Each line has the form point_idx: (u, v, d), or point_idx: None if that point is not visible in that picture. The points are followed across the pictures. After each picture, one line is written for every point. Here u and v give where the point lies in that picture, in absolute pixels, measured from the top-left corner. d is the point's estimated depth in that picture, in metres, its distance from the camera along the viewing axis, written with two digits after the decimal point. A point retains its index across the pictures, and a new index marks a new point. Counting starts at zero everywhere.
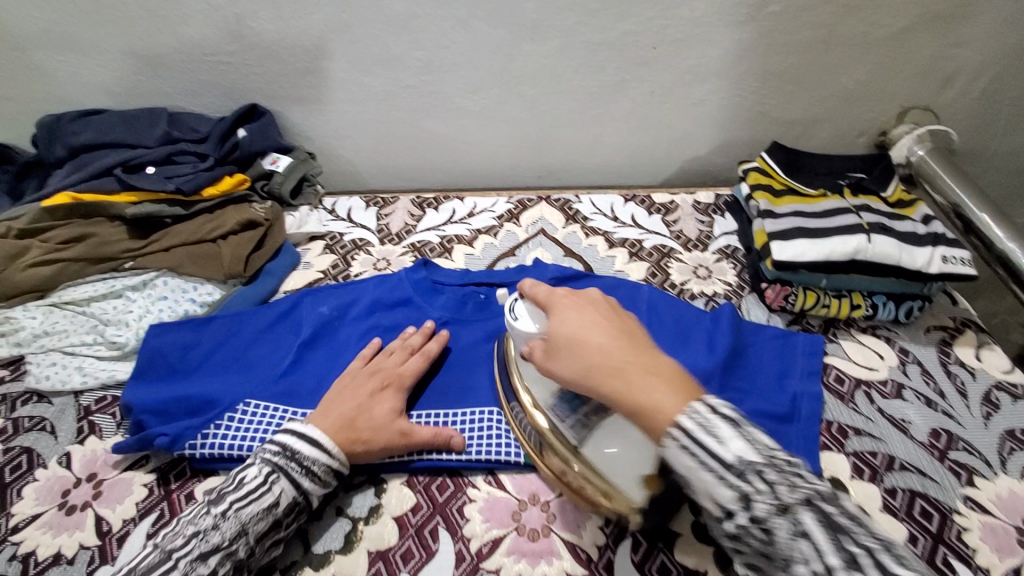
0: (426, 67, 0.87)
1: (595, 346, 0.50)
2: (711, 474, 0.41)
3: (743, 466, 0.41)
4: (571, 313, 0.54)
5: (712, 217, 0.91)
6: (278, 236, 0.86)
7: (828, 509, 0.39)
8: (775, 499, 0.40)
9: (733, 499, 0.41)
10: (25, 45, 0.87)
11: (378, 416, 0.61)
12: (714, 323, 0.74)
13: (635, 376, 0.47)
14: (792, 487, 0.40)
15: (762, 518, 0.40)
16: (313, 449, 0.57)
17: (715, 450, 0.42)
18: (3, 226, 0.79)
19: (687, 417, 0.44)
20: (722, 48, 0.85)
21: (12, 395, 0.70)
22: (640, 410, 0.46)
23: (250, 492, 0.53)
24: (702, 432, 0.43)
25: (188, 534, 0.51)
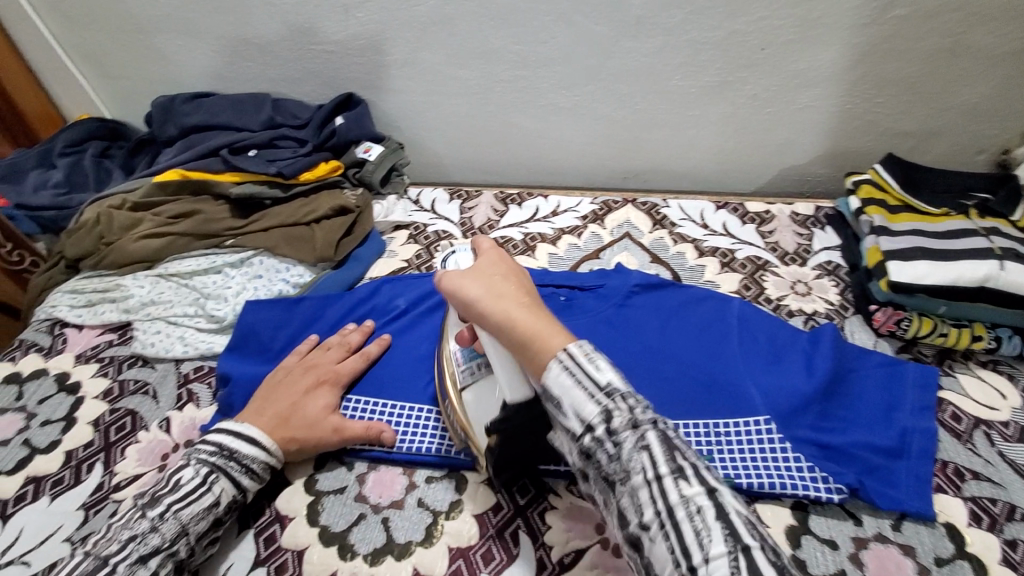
0: (522, 62, 0.86)
1: (499, 291, 0.54)
2: (585, 392, 0.46)
3: (607, 392, 0.46)
4: (479, 266, 0.56)
5: (811, 231, 0.86)
6: (367, 224, 0.87)
7: (669, 431, 0.45)
8: (631, 416, 0.45)
9: (597, 414, 0.46)
10: (147, 29, 0.93)
11: (311, 412, 0.62)
12: (811, 344, 0.69)
13: (524, 316, 0.51)
14: (631, 421, 0.45)
15: (615, 432, 0.45)
16: (250, 447, 0.58)
17: (592, 374, 0.47)
18: (120, 199, 0.85)
19: (565, 357, 0.48)
20: (838, 51, 0.80)
21: (119, 358, 0.74)
22: (530, 342, 0.50)
23: (188, 493, 0.54)
24: (583, 361, 0.47)
25: (125, 538, 0.51)
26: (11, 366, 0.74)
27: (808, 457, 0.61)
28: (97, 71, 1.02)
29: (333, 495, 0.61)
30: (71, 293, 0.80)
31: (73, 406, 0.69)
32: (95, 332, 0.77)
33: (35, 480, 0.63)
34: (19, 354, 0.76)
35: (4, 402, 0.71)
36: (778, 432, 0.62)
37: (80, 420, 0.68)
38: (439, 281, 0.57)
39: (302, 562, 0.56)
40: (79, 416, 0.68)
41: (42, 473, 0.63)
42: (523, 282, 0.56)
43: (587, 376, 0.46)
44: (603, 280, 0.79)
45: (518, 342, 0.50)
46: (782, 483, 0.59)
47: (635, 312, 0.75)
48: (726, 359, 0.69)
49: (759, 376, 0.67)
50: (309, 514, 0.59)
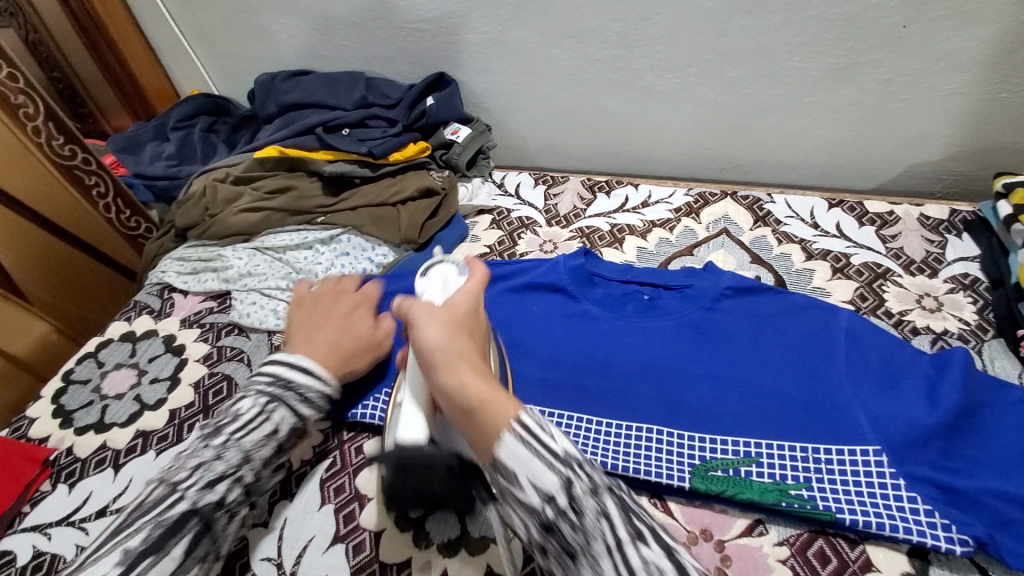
0: (622, 41, 0.81)
1: (465, 344, 0.48)
2: (543, 461, 0.41)
3: (566, 459, 0.42)
4: (426, 312, 0.50)
5: (944, 237, 0.76)
6: (451, 207, 0.86)
7: (624, 497, 0.43)
8: (590, 482, 0.42)
9: (557, 484, 0.41)
10: (254, 9, 0.96)
11: (357, 329, 0.65)
12: (937, 371, 0.60)
13: (471, 379, 0.45)
14: (595, 480, 0.42)
15: (576, 499, 0.41)
16: (306, 375, 0.59)
17: (546, 442, 0.42)
18: (224, 172, 0.89)
19: (523, 420, 0.42)
20: (1000, 29, 0.68)
21: (218, 324, 0.78)
22: (477, 409, 0.44)
23: (250, 421, 0.55)
24: (533, 431, 0.42)
25: (191, 466, 0.52)
26: (126, 324, 0.80)
27: (925, 499, 0.53)
28: (207, 49, 1.07)
29: None
30: (179, 260, 0.85)
31: (177, 367, 0.74)
32: (197, 299, 0.82)
33: (143, 434, 0.68)
34: (133, 314, 0.81)
35: (119, 358, 0.77)
36: (890, 466, 0.55)
37: (182, 381, 0.72)
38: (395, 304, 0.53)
39: (379, 543, 0.57)
40: (183, 377, 0.73)
41: (149, 429, 0.68)
42: (479, 341, 0.51)
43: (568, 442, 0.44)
44: (690, 280, 0.73)
45: (465, 408, 0.44)
46: (894, 526, 0.53)
47: (725, 317, 0.69)
48: (832, 377, 0.62)
49: (869, 401, 0.59)
50: (387, 496, 0.60)
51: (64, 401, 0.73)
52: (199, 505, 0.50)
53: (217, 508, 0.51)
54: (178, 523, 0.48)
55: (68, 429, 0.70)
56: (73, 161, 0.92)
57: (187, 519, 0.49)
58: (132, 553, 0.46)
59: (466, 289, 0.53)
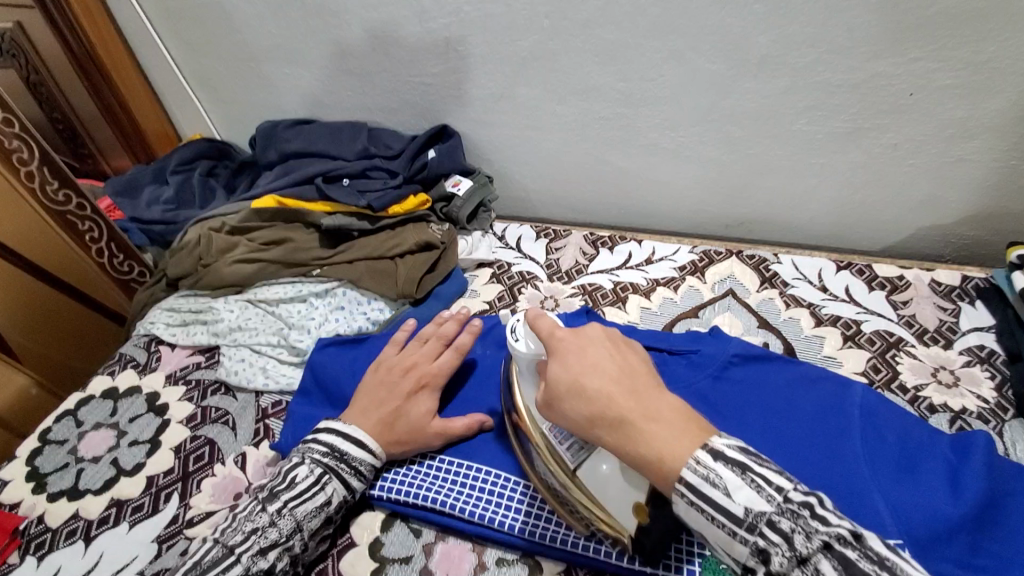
0: (626, 100, 0.80)
1: (620, 365, 0.47)
2: (723, 530, 0.39)
3: (752, 519, 0.39)
4: (570, 357, 0.49)
5: (957, 305, 0.74)
6: (451, 260, 0.84)
7: (848, 553, 0.36)
8: (791, 550, 0.37)
9: (750, 557, 0.39)
10: (259, 58, 0.96)
11: (417, 411, 0.61)
12: (961, 457, 0.57)
13: (634, 421, 0.44)
14: (807, 537, 0.37)
15: (782, 571, 0.37)
16: (358, 450, 0.59)
17: (720, 504, 0.39)
18: (220, 221, 0.87)
19: (691, 470, 0.40)
20: (1009, 99, 0.67)
21: (204, 382, 0.75)
22: (637, 443, 0.43)
23: (303, 492, 0.56)
24: (706, 484, 0.40)
25: (247, 531, 0.53)
26: (108, 380, 0.77)
27: None
28: (210, 95, 1.07)
29: (398, 564, 0.57)
30: (168, 311, 0.83)
31: (158, 429, 0.71)
32: (185, 353, 0.79)
33: (117, 503, 0.64)
34: (117, 368, 0.79)
35: (99, 417, 0.73)
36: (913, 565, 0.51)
37: (163, 445, 0.69)
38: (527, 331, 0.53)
39: None
40: (164, 440, 0.70)
41: (124, 497, 0.65)
42: (620, 361, 0.48)
43: (760, 478, 0.40)
44: (697, 345, 0.71)
45: (622, 441, 0.44)
46: None
47: (731, 386, 0.67)
48: (848, 457, 0.58)
49: (888, 486, 0.56)
50: None
51: (38, 464, 0.70)
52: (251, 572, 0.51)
53: None
54: None
55: (40, 495, 0.66)
56: (67, 207, 0.91)
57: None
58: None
59: (577, 338, 0.50)
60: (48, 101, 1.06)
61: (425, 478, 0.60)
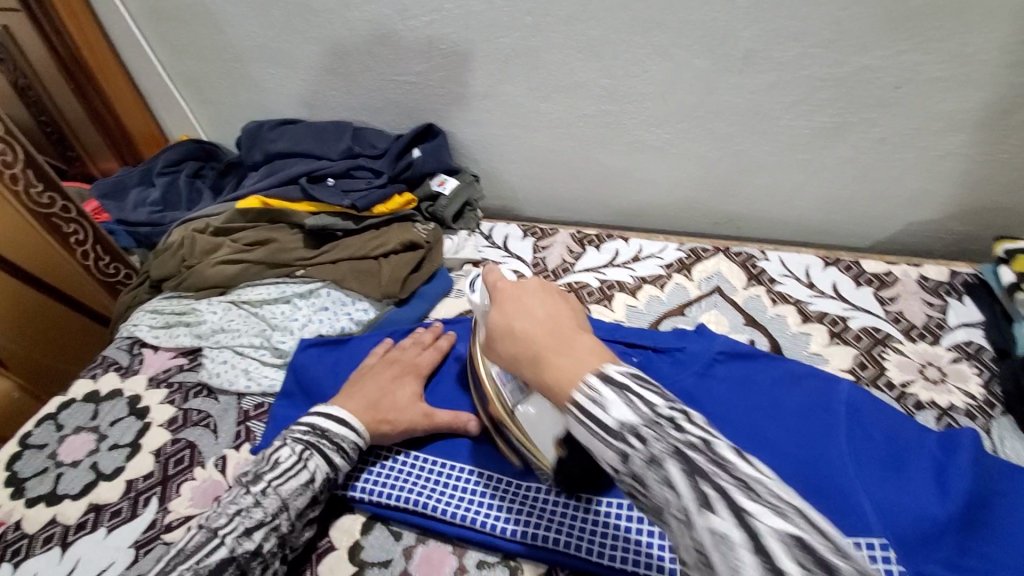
0: (611, 97, 0.80)
1: (549, 312, 0.44)
2: (602, 444, 0.35)
3: (625, 432, 0.34)
4: (520, 301, 0.46)
5: (945, 300, 0.73)
6: (435, 260, 0.84)
7: (694, 453, 0.32)
8: (646, 453, 0.33)
9: (618, 462, 0.34)
10: (244, 58, 0.96)
11: (401, 399, 0.63)
12: (946, 453, 0.56)
13: (552, 351, 0.40)
14: (662, 444, 0.33)
15: (638, 475, 0.33)
16: (340, 427, 0.59)
17: (599, 418, 0.35)
18: (203, 222, 0.87)
19: (580, 391, 0.36)
20: (996, 92, 0.67)
21: (187, 384, 0.75)
22: (540, 363, 0.40)
23: (286, 470, 0.56)
24: (589, 403, 0.36)
25: (231, 512, 0.54)
26: (90, 383, 0.77)
27: None
28: (197, 96, 1.06)
29: (378, 567, 0.57)
30: (152, 313, 0.83)
31: (139, 432, 0.71)
32: (168, 355, 0.79)
33: (96, 508, 0.64)
34: (99, 372, 0.78)
35: (81, 421, 0.73)
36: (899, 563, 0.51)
37: (143, 449, 0.69)
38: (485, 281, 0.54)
39: None
40: (143, 444, 0.69)
41: (103, 502, 0.65)
42: (559, 307, 0.45)
43: (639, 395, 0.35)
44: (682, 343, 0.71)
45: (530, 364, 0.41)
46: None
47: (718, 384, 0.66)
48: (833, 456, 0.58)
49: (874, 486, 0.55)
50: None
51: (18, 469, 0.69)
52: (235, 553, 0.52)
53: (253, 556, 0.52)
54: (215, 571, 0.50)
55: (19, 501, 0.66)
56: (53, 209, 0.91)
57: (224, 567, 0.51)
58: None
59: (530, 285, 0.48)
60: (37, 104, 1.04)
61: (409, 479, 0.61)
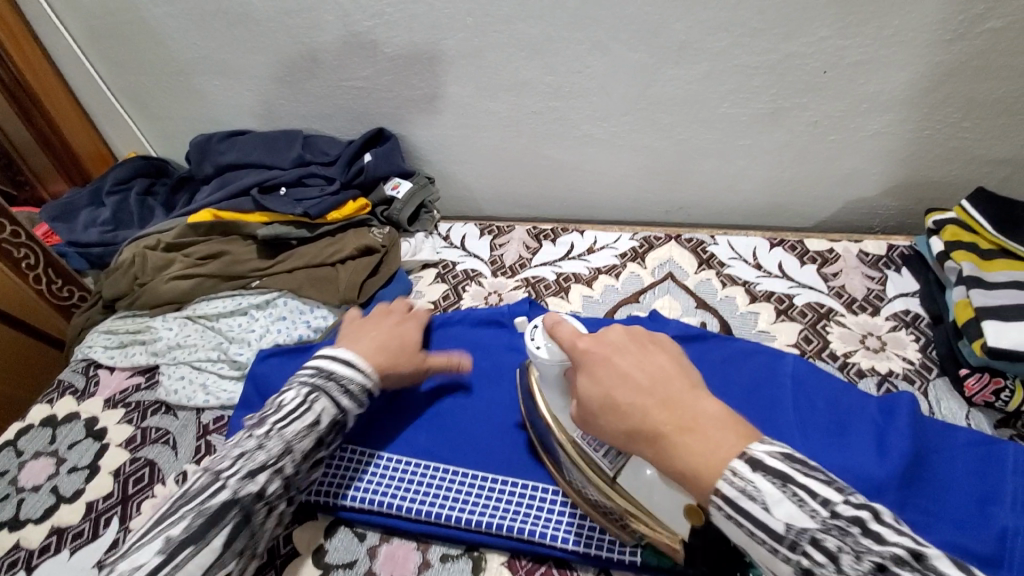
0: (556, 94, 0.81)
1: (650, 375, 0.44)
2: (762, 544, 0.37)
3: (794, 537, 0.36)
4: (608, 365, 0.46)
5: (883, 273, 0.76)
6: (393, 263, 0.84)
7: (903, 574, 0.33)
8: (835, 568, 0.34)
9: (793, 573, 0.36)
10: (188, 72, 0.95)
11: (409, 344, 0.64)
12: (885, 418, 0.59)
13: (670, 431, 0.41)
14: (856, 556, 0.34)
15: None
16: (348, 369, 0.58)
17: (759, 518, 0.37)
18: (155, 239, 0.86)
19: (726, 482, 0.38)
20: (917, 71, 0.70)
21: (144, 403, 0.74)
22: (660, 440, 0.41)
23: (292, 412, 0.55)
24: (743, 499, 0.37)
25: (234, 455, 0.52)
26: (46, 408, 0.75)
27: None
28: (144, 112, 1.05)
29: (342, 569, 0.57)
30: (106, 333, 0.81)
31: (97, 454, 0.70)
32: (124, 375, 0.78)
33: (58, 530, 0.63)
34: (55, 396, 0.76)
35: (39, 446, 0.72)
36: None
37: (102, 470, 0.68)
38: (551, 329, 0.52)
39: None
40: (103, 464, 0.68)
41: (65, 525, 0.64)
42: (652, 365, 0.45)
43: (805, 491, 0.37)
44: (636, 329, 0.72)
45: (647, 439, 0.42)
46: None
47: None
48: (780, 426, 0.60)
49: (819, 451, 0.57)
50: None
51: None
52: (240, 494, 0.50)
53: (257, 500, 0.51)
54: (219, 513, 0.48)
55: None
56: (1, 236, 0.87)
57: (228, 509, 0.49)
58: (171, 544, 0.46)
59: (619, 336, 0.48)
60: None
61: (371, 481, 0.61)
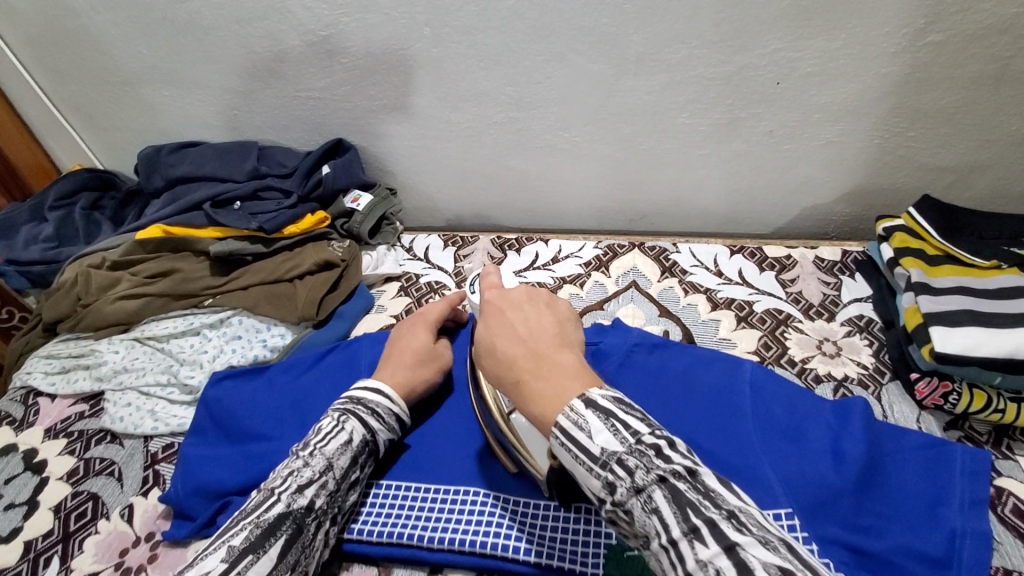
0: (516, 104, 0.81)
1: (531, 329, 0.47)
2: (581, 465, 0.39)
3: (606, 458, 0.38)
4: (503, 317, 0.49)
5: (839, 278, 0.78)
6: (353, 277, 0.82)
7: (680, 486, 0.36)
8: (631, 483, 0.37)
9: (601, 488, 0.38)
10: (135, 81, 0.91)
11: (418, 348, 0.65)
12: (840, 422, 0.60)
13: (534, 370, 0.44)
14: (648, 472, 0.37)
15: (632, 502, 0.37)
16: (375, 395, 0.59)
17: (582, 443, 0.39)
18: (100, 257, 0.82)
19: (562, 415, 0.40)
20: (864, 83, 0.72)
21: (88, 432, 0.70)
22: (521, 379, 0.44)
23: (326, 432, 0.55)
24: (574, 430, 0.39)
25: (282, 473, 0.52)
26: None
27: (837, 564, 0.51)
28: (89, 123, 1.00)
29: None
30: (47, 359, 0.77)
31: (37, 488, 0.66)
32: (67, 403, 0.74)
33: None
34: None
35: None
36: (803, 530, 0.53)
37: (43, 505, 0.64)
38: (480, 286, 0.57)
39: None
40: (42, 499, 0.64)
41: (0, 566, 0.60)
42: (540, 320, 0.48)
43: (622, 424, 0.39)
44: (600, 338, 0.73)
45: (511, 377, 0.45)
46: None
47: (633, 374, 0.68)
48: (741, 433, 0.60)
49: (778, 458, 0.58)
50: None
51: None
52: (292, 508, 0.50)
53: (307, 514, 0.50)
54: (272, 527, 0.48)
55: None
56: None
57: (281, 522, 0.49)
58: (234, 552, 0.46)
59: (523, 295, 0.51)
60: None
61: None
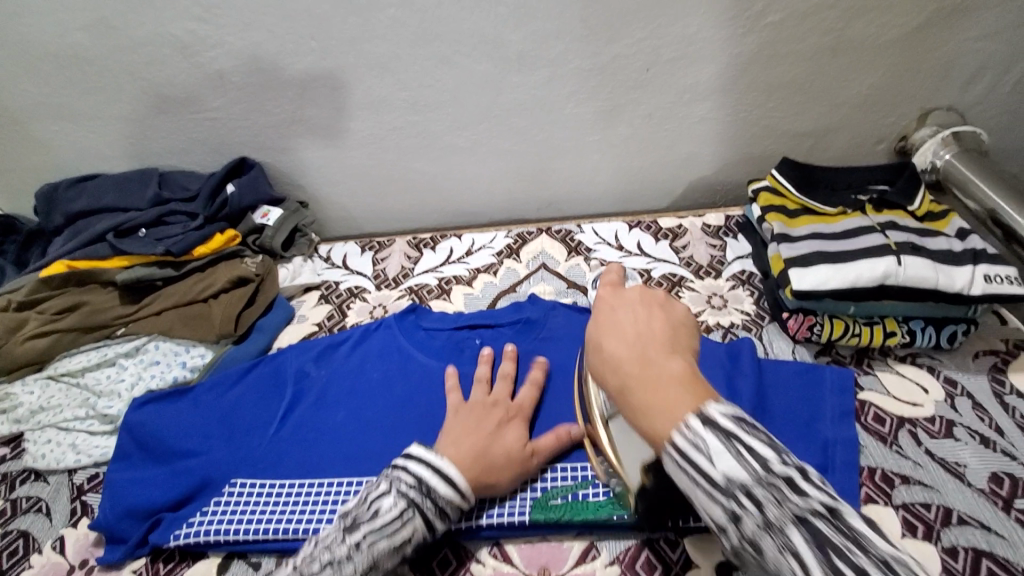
0: (414, 108, 0.84)
1: (639, 329, 0.48)
2: (702, 492, 0.38)
3: (731, 487, 0.37)
4: (615, 319, 0.49)
5: (723, 241, 0.86)
6: (270, 291, 0.84)
7: (821, 523, 0.35)
8: (764, 518, 0.36)
9: (724, 517, 0.37)
10: (24, 120, 0.89)
11: (507, 445, 0.58)
12: (731, 362, 0.66)
13: (639, 381, 0.43)
14: (781, 506, 0.36)
15: (753, 538, 0.36)
16: (447, 488, 0.52)
17: (704, 469, 0.38)
18: (3, 300, 0.80)
19: (679, 434, 0.39)
20: (723, 63, 0.80)
21: (12, 474, 0.69)
22: (627, 387, 0.44)
23: (384, 526, 0.50)
24: (692, 449, 0.38)
25: (323, 561, 0.48)
26: None
27: None
28: None
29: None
30: None
31: None
32: None
33: None
34: None
35: None
36: None
37: None
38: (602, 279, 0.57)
39: None
40: None
41: None
42: (658, 327, 0.48)
43: (748, 448, 0.38)
44: (520, 314, 0.75)
45: (619, 385, 0.45)
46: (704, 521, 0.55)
47: (553, 344, 0.72)
48: None
49: None
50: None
51: None
52: None
53: None
54: None
55: None
56: None
57: None
58: None
59: (637, 298, 0.51)
60: None
61: (256, 505, 0.60)
